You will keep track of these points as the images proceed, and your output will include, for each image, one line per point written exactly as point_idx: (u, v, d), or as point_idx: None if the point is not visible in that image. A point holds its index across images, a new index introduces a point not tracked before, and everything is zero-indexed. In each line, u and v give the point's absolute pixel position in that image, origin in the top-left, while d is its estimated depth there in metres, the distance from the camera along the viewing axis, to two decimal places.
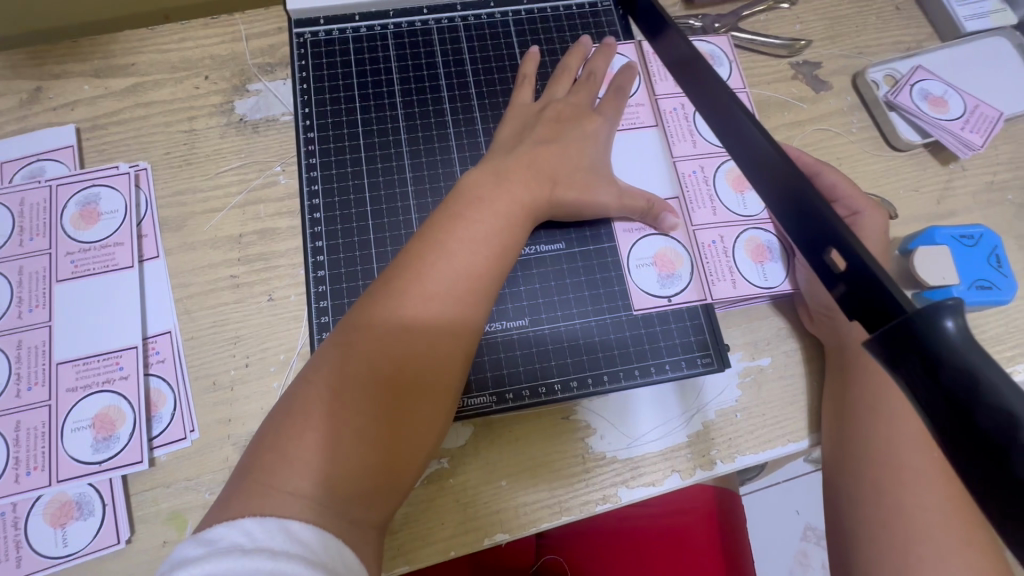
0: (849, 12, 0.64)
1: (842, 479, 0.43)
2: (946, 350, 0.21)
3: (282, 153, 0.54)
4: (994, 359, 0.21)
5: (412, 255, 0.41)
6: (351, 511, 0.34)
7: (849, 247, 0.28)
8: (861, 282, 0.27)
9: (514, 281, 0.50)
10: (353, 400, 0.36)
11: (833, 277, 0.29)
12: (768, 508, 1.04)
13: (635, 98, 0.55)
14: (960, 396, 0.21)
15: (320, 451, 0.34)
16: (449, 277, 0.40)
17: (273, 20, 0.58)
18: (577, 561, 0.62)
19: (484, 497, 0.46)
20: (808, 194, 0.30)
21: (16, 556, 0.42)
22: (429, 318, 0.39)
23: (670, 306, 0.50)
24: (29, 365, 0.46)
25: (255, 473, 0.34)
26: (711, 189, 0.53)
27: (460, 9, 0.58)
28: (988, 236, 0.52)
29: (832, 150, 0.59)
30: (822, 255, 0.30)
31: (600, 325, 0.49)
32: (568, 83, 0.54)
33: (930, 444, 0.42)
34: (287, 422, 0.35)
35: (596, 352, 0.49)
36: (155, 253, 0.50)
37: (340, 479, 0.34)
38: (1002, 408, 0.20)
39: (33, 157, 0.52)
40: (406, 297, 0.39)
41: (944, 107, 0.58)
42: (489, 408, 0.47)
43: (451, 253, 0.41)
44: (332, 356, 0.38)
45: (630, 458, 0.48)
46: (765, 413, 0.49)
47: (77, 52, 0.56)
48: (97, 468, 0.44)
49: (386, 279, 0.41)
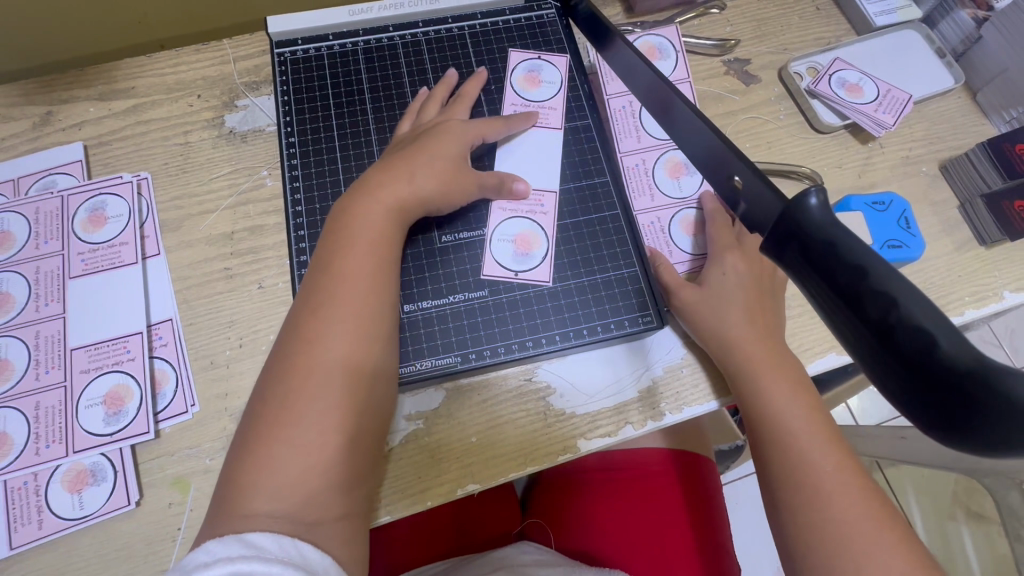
0: (774, 14, 0.72)
1: (777, 477, 0.46)
2: (808, 225, 0.27)
3: (267, 160, 0.60)
4: (847, 227, 0.26)
5: (318, 281, 0.46)
6: (313, 514, 0.40)
7: (745, 167, 0.33)
8: (752, 192, 0.33)
9: (468, 257, 0.55)
10: (301, 418, 0.41)
11: (735, 196, 0.35)
12: (754, 492, 1.14)
13: (548, 103, 0.62)
14: (824, 260, 0.26)
15: (275, 471, 0.39)
16: (354, 295, 0.45)
17: (257, 44, 0.65)
18: (548, 509, 0.73)
19: (456, 453, 0.51)
20: (722, 134, 0.36)
21: (38, 519, 0.47)
22: (339, 332, 0.44)
23: (515, 279, 0.55)
24: (46, 352, 0.51)
25: (224, 506, 0.39)
26: (651, 178, 0.61)
27: (421, 25, 0.65)
28: (898, 201, 0.61)
29: (761, 135, 0.66)
30: (726, 181, 0.36)
31: (525, 298, 0.55)
32: (438, 104, 0.59)
33: (805, 407, 0.48)
34: (242, 461, 0.40)
35: (539, 332, 0.54)
36: (157, 251, 0.56)
37: (297, 488, 0.40)
38: (884, 290, 0.24)
39: (46, 172, 0.59)
40: (321, 319, 0.44)
41: (859, 92, 0.65)
42: (455, 367, 0.52)
43: (353, 275, 0.46)
44: (274, 376, 0.43)
45: (588, 413, 0.53)
46: (708, 367, 0.54)
47: (81, 80, 0.62)
48: (109, 439, 0.49)
49: (303, 307, 0.45)
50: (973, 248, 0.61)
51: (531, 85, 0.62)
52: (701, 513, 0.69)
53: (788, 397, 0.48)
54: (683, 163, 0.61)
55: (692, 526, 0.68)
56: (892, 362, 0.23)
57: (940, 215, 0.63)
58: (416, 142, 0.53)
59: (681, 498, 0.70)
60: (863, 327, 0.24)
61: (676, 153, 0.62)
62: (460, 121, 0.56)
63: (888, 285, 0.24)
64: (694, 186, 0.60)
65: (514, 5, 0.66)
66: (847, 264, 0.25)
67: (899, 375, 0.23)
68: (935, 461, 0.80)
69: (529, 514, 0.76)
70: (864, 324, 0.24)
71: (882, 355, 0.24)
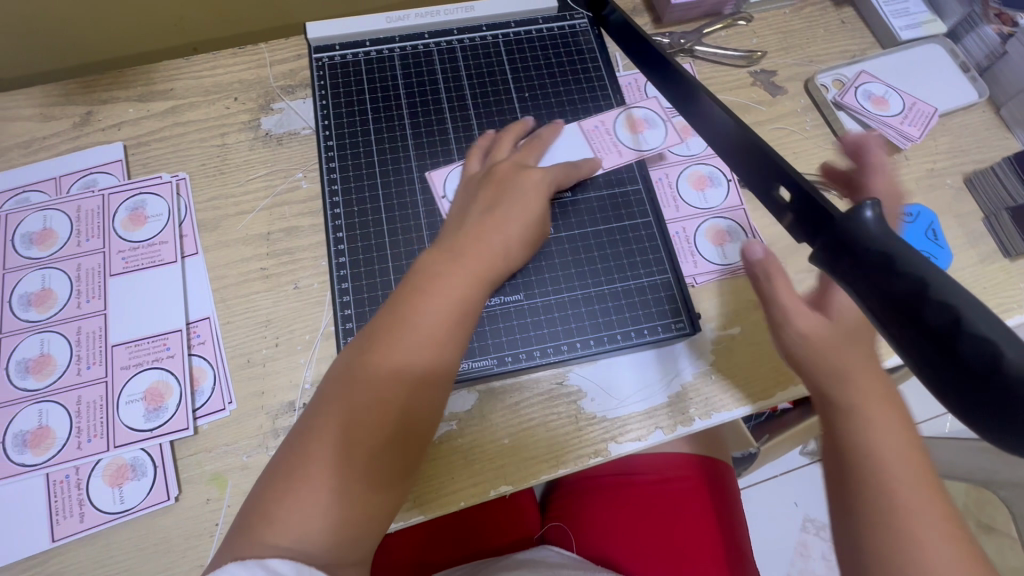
0: (800, 26, 0.73)
1: (867, 534, 0.38)
2: (866, 241, 0.28)
3: (303, 163, 0.61)
4: (903, 240, 0.27)
5: (404, 293, 0.46)
6: (355, 520, 0.39)
7: (794, 180, 0.34)
8: (801, 205, 0.34)
9: (536, 269, 0.56)
10: (356, 425, 0.41)
11: (781, 208, 0.36)
12: (766, 500, 1.14)
13: (623, 147, 0.59)
14: (880, 273, 0.27)
15: (328, 475, 0.39)
16: (439, 312, 0.44)
17: (293, 48, 0.66)
18: (571, 512, 0.74)
19: (489, 454, 0.52)
20: (764, 146, 0.37)
21: (80, 513, 0.48)
22: (417, 346, 0.43)
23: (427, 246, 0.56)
24: (88, 348, 0.52)
25: (258, 516, 0.38)
26: (674, 190, 0.62)
27: (456, 33, 0.66)
28: (925, 213, 0.62)
29: (787, 146, 0.67)
30: (773, 193, 0.36)
31: (577, 303, 0.56)
32: (511, 140, 0.57)
33: (914, 456, 0.40)
34: (290, 467, 0.39)
35: (575, 336, 0.55)
36: (195, 250, 0.57)
37: (345, 495, 0.39)
38: (944, 301, 0.24)
39: (86, 171, 0.60)
40: (405, 333, 0.43)
41: (885, 105, 0.66)
42: (491, 370, 0.53)
43: (438, 294, 0.45)
44: (346, 366, 0.43)
45: (617, 417, 0.54)
46: (736, 374, 0.55)
47: (121, 81, 0.64)
48: (149, 434, 0.50)
49: (382, 321, 0.44)
50: (999, 260, 0.62)
51: (633, 127, 0.60)
52: (723, 517, 0.70)
53: (894, 440, 0.41)
54: (707, 177, 0.62)
55: (714, 529, 0.69)
56: (951, 371, 0.24)
57: (965, 227, 0.63)
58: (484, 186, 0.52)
59: (706, 502, 0.71)
60: (920, 337, 0.25)
61: (700, 167, 0.63)
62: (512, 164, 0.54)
63: (949, 297, 0.24)
64: (718, 197, 0.61)
65: (548, 15, 0.68)
66: (903, 275, 0.26)
67: (958, 385, 0.24)
68: (954, 472, 0.81)
69: (549, 517, 0.76)
70: (922, 333, 0.25)
71: (938, 364, 0.25)
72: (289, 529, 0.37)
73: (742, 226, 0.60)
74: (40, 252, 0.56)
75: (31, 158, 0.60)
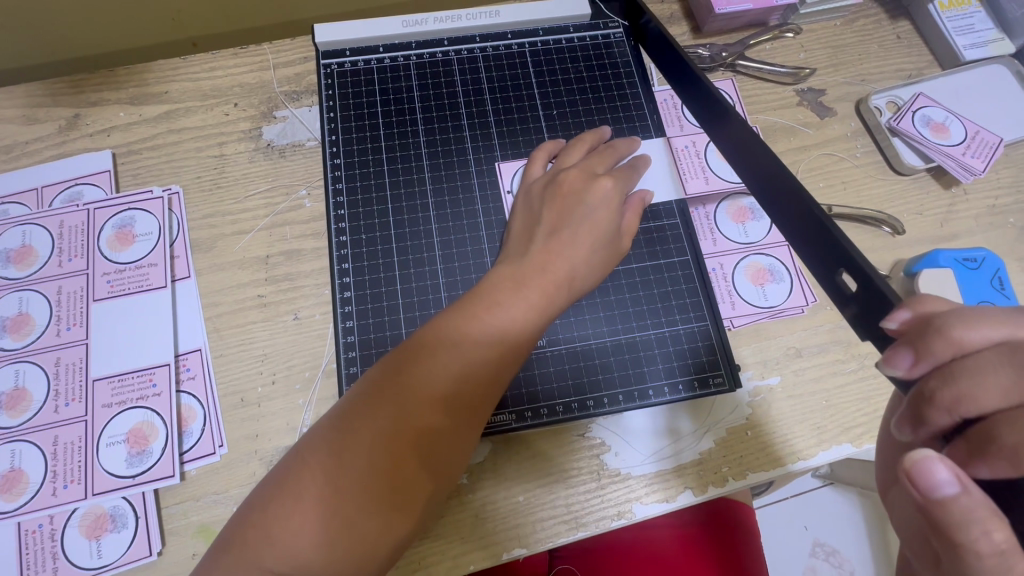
0: (852, 40, 0.67)
1: None
2: None
3: (306, 178, 0.56)
4: None
5: (457, 312, 0.42)
6: (351, 555, 0.35)
7: (860, 270, 0.35)
8: (865, 294, 0.35)
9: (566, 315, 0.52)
10: (376, 446, 0.37)
11: (846, 295, 0.37)
12: (775, 523, 1.10)
13: (711, 173, 0.56)
14: None
15: (329, 495, 0.35)
16: (485, 334, 0.41)
17: (299, 50, 0.61)
18: (581, 555, 0.68)
19: (503, 513, 0.47)
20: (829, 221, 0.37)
21: (53, 567, 0.43)
22: (454, 369, 0.40)
23: (467, 262, 0.52)
24: (67, 382, 0.48)
25: (248, 536, 0.35)
26: (712, 221, 0.56)
27: (479, 41, 0.60)
28: (991, 258, 0.54)
29: (836, 174, 0.61)
30: (836, 278, 0.38)
31: (603, 347, 0.51)
32: (582, 150, 0.52)
33: None
34: (291, 480, 0.36)
35: (600, 389, 0.50)
36: (187, 273, 0.52)
37: (345, 523, 0.35)
38: None
39: (71, 182, 0.55)
40: (443, 352, 0.40)
41: (945, 132, 0.60)
42: (511, 425, 0.49)
43: (489, 321, 0.41)
44: (373, 378, 0.40)
45: (643, 475, 0.49)
46: (777, 430, 0.50)
47: (112, 81, 0.58)
48: (131, 482, 0.45)
49: (421, 337, 0.41)
50: None
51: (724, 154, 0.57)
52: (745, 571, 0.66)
53: None
54: (749, 208, 0.57)
55: None
56: None
57: None
58: (544, 198, 0.48)
59: (728, 554, 0.67)
60: None
61: (741, 197, 0.57)
62: (579, 169, 0.49)
63: None
64: (761, 231, 0.56)
65: (580, 23, 0.62)
66: None
67: None
68: None
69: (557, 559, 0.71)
70: None
71: None
72: (284, 551, 0.34)
73: (785, 264, 0.55)
74: (18, 272, 0.51)
75: (12, 165, 0.55)
